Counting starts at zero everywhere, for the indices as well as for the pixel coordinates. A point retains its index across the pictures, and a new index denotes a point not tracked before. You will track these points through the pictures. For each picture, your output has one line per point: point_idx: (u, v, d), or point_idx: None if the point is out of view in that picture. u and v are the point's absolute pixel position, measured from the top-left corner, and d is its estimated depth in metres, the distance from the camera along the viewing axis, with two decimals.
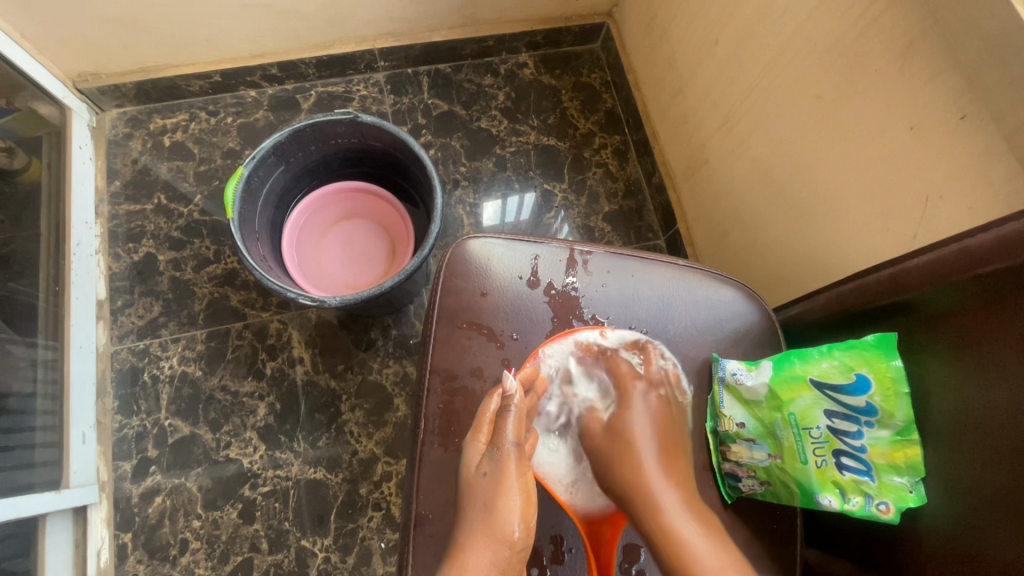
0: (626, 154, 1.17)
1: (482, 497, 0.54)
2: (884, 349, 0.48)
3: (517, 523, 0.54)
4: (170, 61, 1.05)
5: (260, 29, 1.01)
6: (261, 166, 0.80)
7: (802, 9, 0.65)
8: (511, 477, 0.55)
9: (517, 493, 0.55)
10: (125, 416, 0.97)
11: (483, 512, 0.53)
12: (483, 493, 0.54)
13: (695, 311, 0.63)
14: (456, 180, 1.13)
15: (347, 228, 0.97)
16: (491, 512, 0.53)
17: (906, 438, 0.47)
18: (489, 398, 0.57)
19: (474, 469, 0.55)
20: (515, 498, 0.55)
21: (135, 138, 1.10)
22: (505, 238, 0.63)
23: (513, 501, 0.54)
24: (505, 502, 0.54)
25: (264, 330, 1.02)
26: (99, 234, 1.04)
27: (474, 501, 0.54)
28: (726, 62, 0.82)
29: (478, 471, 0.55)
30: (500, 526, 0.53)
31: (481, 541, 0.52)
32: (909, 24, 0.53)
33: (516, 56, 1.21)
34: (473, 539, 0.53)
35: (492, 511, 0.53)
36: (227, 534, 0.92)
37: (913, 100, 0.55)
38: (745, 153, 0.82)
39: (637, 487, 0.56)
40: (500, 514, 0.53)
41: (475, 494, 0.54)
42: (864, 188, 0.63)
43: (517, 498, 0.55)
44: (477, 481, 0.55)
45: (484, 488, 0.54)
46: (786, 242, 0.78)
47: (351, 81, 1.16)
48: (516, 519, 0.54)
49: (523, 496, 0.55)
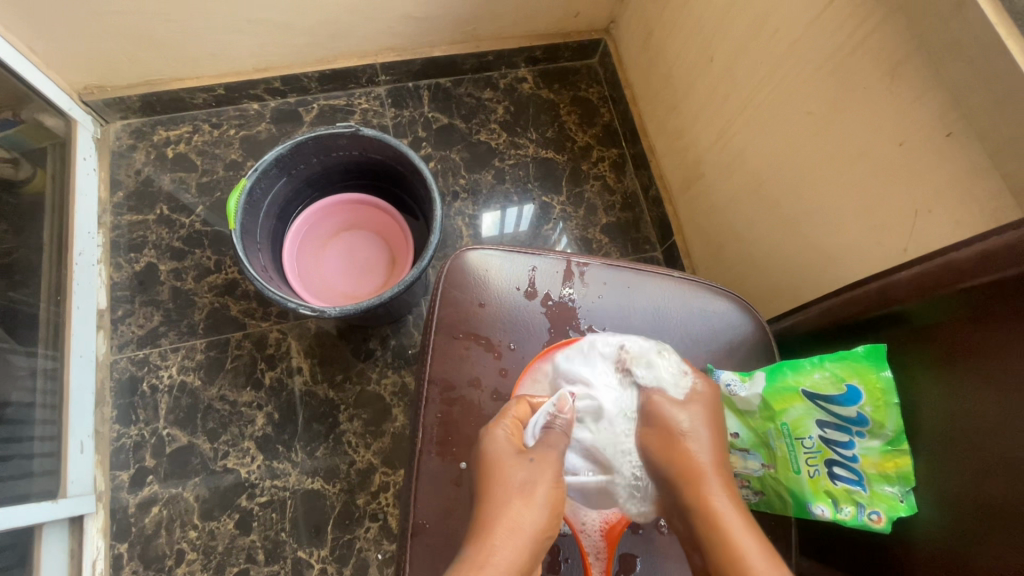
0: (623, 166, 1.19)
1: (522, 482, 0.50)
2: (874, 360, 0.48)
3: (546, 514, 0.49)
4: (175, 75, 1.07)
5: (264, 44, 1.03)
6: (263, 178, 0.81)
7: (792, 29, 0.67)
8: (548, 479, 0.51)
9: (547, 485, 0.51)
10: (123, 425, 0.97)
11: (518, 494, 0.50)
12: (528, 479, 0.51)
13: (690, 322, 0.63)
14: (455, 192, 1.15)
15: (347, 239, 0.98)
16: (527, 497, 0.49)
17: (896, 448, 0.48)
18: (516, 402, 0.56)
19: (519, 458, 0.52)
20: (547, 490, 0.50)
21: (139, 150, 1.12)
22: (503, 249, 0.64)
23: (546, 489, 0.50)
24: (542, 488, 0.50)
25: (263, 340, 1.02)
26: (101, 244, 1.05)
27: (509, 484, 0.50)
28: (720, 78, 0.84)
29: (521, 457, 0.52)
30: (526, 515, 0.48)
31: (509, 523, 0.48)
32: (895, 45, 0.55)
33: (515, 71, 1.23)
34: (493, 530, 0.47)
35: (528, 497, 0.50)
36: (223, 544, 0.92)
37: (900, 118, 0.56)
38: (739, 167, 0.84)
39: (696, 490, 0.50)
40: (534, 500, 0.49)
41: (516, 475, 0.51)
42: (855, 203, 0.64)
43: (549, 491, 0.50)
44: (521, 464, 0.51)
45: (513, 477, 0.51)
46: (780, 254, 0.79)
47: (353, 95, 1.18)
48: (538, 516, 0.49)
49: (552, 491, 0.51)
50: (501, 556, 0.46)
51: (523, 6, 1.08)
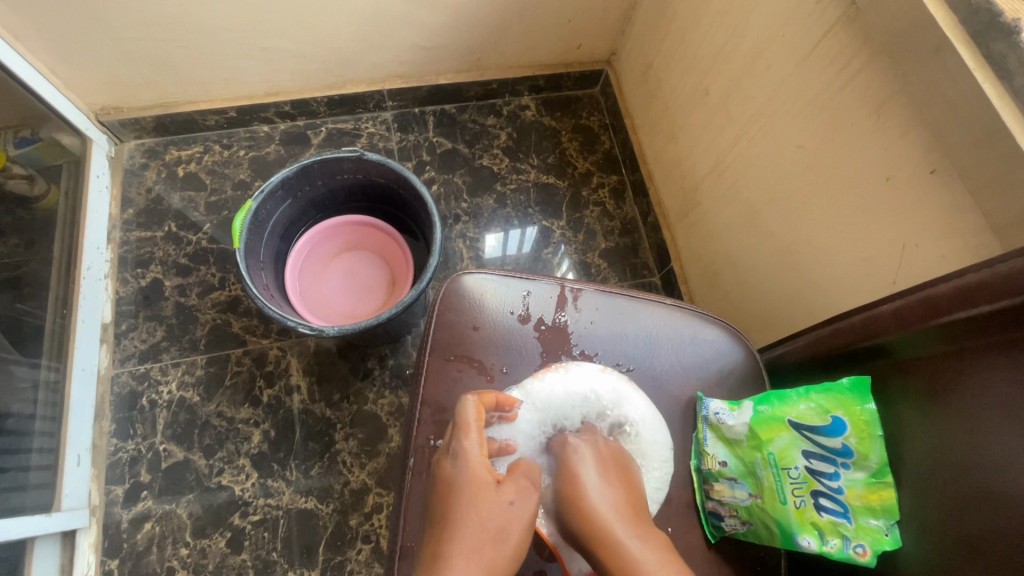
0: (623, 193, 1.21)
1: (498, 527, 0.50)
2: (858, 392, 0.49)
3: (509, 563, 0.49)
4: (189, 98, 1.10)
5: (276, 70, 1.07)
6: (268, 200, 0.83)
7: (784, 66, 0.70)
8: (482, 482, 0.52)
9: (482, 493, 0.51)
10: (121, 439, 0.98)
11: (490, 541, 0.49)
12: (504, 520, 0.50)
13: (681, 349, 0.64)
14: (457, 215, 1.17)
15: (350, 259, 1.00)
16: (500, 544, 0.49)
17: (881, 480, 0.48)
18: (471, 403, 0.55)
19: (499, 495, 0.52)
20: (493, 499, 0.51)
21: (151, 168, 1.15)
22: (498, 273, 0.66)
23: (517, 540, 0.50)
24: (476, 506, 0.50)
25: (263, 357, 1.03)
26: (109, 259, 1.07)
27: (483, 527, 0.50)
28: (716, 111, 0.86)
29: (501, 496, 0.51)
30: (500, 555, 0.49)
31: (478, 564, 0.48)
32: (881, 84, 0.57)
33: (519, 99, 1.26)
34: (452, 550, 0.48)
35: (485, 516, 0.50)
36: (214, 563, 0.92)
37: (886, 155, 0.58)
38: (735, 196, 0.85)
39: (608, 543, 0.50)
40: (475, 515, 0.50)
41: (489, 512, 0.50)
42: (846, 234, 0.65)
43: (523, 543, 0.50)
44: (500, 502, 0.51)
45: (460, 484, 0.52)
46: (775, 283, 0.80)
47: (360, 119, 1.21)
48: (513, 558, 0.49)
49: (518, 545, 0.50)
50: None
51: (527, 37, 1.12)
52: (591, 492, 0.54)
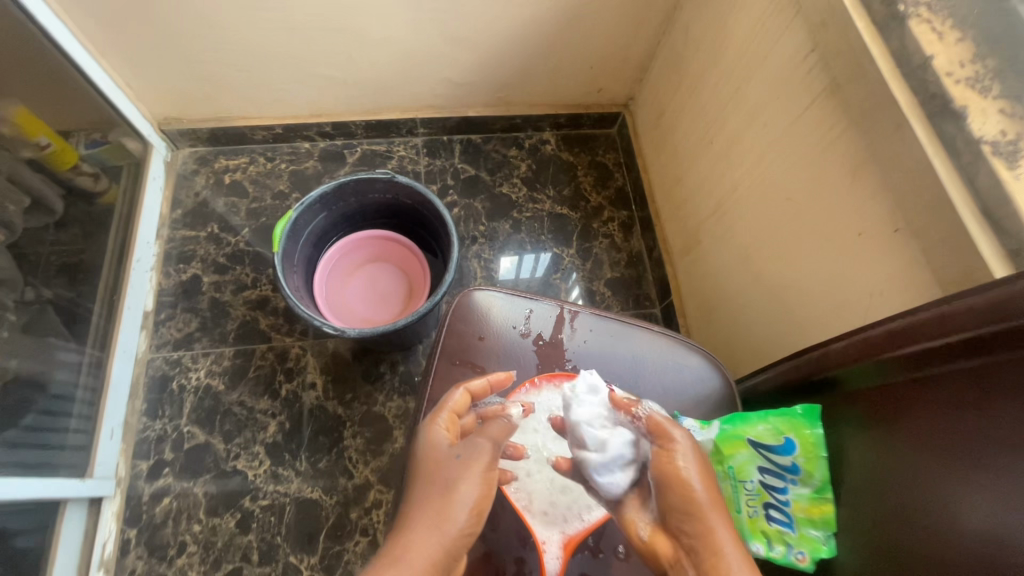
0: (632, 228, 1.29)
1: (447, 477, 0.55)
2: (809, 417, 0.55)
3: (469, 511, 0.54)
4: (243, 114, 1.22)
5: (322, 94, 1.18)
6: (307, 211, 0.93)
7: (776, 125, 0.78)
8: (479, 467, 0.57)
9: (476, 477, 0.56)
10: (150, 419, 1.06)
11: (439, 491, 0.54)
12: (458, 498, 0.54)
13: (664, 372, 0.70)
14: (474, 237, 1.26)
15: (371, 270, 1.09)
16: (449, 491, 0.54)
17: (822, 496, 0.54)
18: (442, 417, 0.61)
19: (450, 453, 0.58)
20: (470, 488, 0.55)
21: (200, 175, 1.26)
22: (505, 291, 0.74)
23: (470, 483, 0.55)
24: (466, 483, 0.55)
25: (286, 353, 1.12)
26: (156, 253, 1.18)
27: (440, 488, 0.54)
28: (718, 159, 0.94)
29: (450, 453, 0.58)
30: (464, 493, 0.54)
31: (429, 512, 0.52)
32: (855, 150, 0.64)
33: (540, 134, 1.36)
34: (420, 514, 0.52)
35: (450, 492, 0.54)
36: (223, 541, 0.98)
37: (857, 212, 0.65)
38: (731, 238, 0.92)
39: (704, 534, 0.48)
40: (456, 494, 0.54)
41: (442, 482, 0.55)
42: (824, 280, 0.71)
43: (471, 492, 0.55)
44: (462, 460, 0.57)
45: (451, 467, 0.56)
46: (762, 320, 0.87)
47: (393, 143, 1.32)
48: (477, 496, 0.55)
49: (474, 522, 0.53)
50: (416, 550, 0.48)
51: (552, 80, 1.22)
52: (688, 480, 0.51)
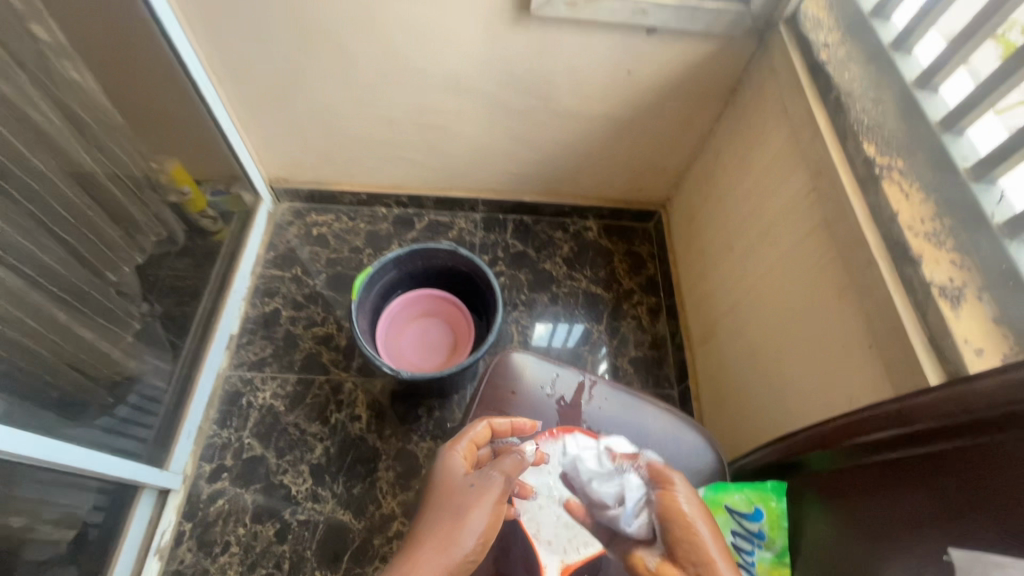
0: (658, 313, 1.42)
1: (459, 504, 0.65)
2: (776, 491, 0.69)
3: (477, 537, 0.62)
4: (337, 181, 1.47)
5: (404, 172, 1.41)
6: (383, 268, 1.13)
7: (782, 244, 0.92)
8: (490, 497, 0.66)
9: (486, 505, 0.65)
10: (219, 427, 1.22)
11: (451, 516, 0.63)
12: (467, 524, 0.63)
13: (666, 443, 0.81)
14: (515, 304, 1.42)
15: (424, 323, 1.25)
16: (459, 517, 0.63)
17: (781, 561, 0.67)
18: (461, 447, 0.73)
19: (465, 480, 0.68)
20: (480, 515, 0.64)
21: (294, 226, 1.49)
22: (538, 357, 0.88)
23: (481, 511, 0.64)
24: (477, 510, 0.64)
25: (340, 386, 1.28)
26: (248, 286, 1.39)
27: (453, 512, 0.64)
28: (735, 264, 1.08)
29: (465, 480, 0.68)
30: (473, 521, 0.63)
31: (438, 533, 0.61)
32: (840, 275, 0.77)
33: (585, 221, 1.54)
34: (429, 534, 0.61)
35: (461, 517, 0.63)
36: (261, 547, 1.10)
37: (840, 327, 0.77)
38: (742, 334, 1.05)
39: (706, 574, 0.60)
40: (467, 519, 0.63)
41: (455, 505, 0.64)
42: (815, 381, 0.82)
43: (481, 521, 0.63)
44: (474, 488, 0.67)
45: (466, 494, 0.66)
46: (764, 411, 0.96)
47: (456, 216, 1.53)
48: (485, 524, 0.63)
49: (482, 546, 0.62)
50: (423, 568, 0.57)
51: (599, 178, 1.42)
52: (693, 523, 0.64)
